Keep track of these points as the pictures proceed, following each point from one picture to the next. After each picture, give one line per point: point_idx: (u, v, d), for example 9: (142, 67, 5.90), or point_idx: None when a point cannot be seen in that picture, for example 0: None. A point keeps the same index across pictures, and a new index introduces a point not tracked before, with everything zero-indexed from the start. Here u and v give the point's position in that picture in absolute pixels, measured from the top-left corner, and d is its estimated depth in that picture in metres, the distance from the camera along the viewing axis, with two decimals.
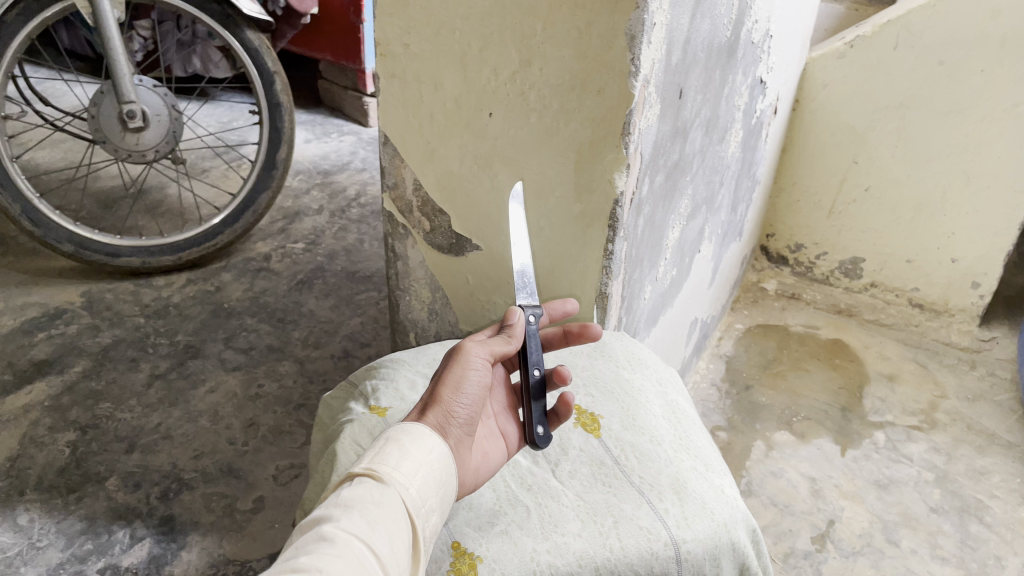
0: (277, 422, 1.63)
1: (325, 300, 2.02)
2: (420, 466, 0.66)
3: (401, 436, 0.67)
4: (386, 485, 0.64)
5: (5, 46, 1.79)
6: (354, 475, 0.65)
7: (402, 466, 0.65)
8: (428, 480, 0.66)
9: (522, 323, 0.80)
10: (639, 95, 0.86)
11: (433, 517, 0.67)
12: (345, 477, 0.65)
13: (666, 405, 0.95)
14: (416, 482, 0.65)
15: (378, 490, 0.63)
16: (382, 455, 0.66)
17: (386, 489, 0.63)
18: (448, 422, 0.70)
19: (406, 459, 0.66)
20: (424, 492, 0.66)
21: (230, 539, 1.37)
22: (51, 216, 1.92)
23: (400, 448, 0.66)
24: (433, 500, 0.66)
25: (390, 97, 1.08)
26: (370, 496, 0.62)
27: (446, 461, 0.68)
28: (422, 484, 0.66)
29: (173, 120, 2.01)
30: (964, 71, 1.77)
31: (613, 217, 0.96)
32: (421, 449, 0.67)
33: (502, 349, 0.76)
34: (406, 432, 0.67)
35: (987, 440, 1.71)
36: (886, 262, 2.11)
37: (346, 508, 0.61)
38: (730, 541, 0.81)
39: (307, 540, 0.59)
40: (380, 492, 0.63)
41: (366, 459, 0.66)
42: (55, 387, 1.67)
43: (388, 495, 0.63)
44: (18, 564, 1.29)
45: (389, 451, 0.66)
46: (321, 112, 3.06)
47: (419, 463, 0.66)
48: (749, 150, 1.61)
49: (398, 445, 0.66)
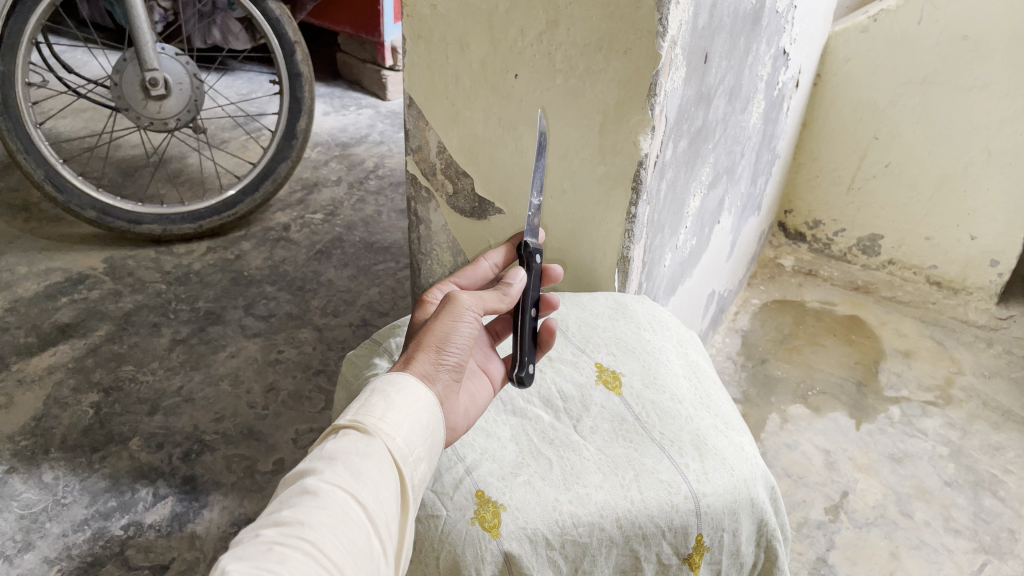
0: (297, 387, 1.64)
1: (344, 270, 2.03)
2: (406, 416, 0.65)
3: (387, 386, 0.66)
4: (371, 436, 0.63)
5: (30, 12, 1.79)
6: (339, 427, 0.64)
7: (388, 418, 0.65)
8: (416, 429, 0.66)
9: (520, 284, 0.78)
10: (666, 56, 0.87)
11: (422, 465, 0.67)
12: (331, 429, 0.65)
13: (687, 365, 0.97)
14: (402, 433, 0.65)
15: (363, 442, 0.63)
16: (367, 406, 0.65)
17: (371, 441, 0.63)
18: (436, 368, 0.70)
19: (392, 410, 0.65)
20: (412, 442, 0.65)
21: (252, 499, 1.39)
22: (74, 183, 1.94)
23: (386, 399, 0.66)
24: (421, 448, 0.66)
25: (416, 59, 1.08)
26: (355, 447, 0.62)
27: (433, 409, 0.68)
28: (408, 434, 0.65)
29: (195, 89, 2.02)
30: (988, 45, 1.75)
31: (637, 179, 0.97)
32: (407, 399, 0.66)
33: (494, 302, 0.75)
34: (392, 383, 0.67)
35: (1003, 417, 1.71)
36: (905, 239, 2.10)
37: (330, 460, 0.61)
38: (749, 496, 0.83)
39: (290, 493, 0.58)
40: (365, 444, 0.62)
41: (352, 411, 0.65)
42: (78, 349, 1.69)
43: (373, 446, 0.63)
44: (43, 520, 1.32)
45: (374, 403, 0.65)
46: (339, 85, 3.07)
47: (406, 414, 0.66)
48: (770, 122, 1.61)
49: (383, 396, 0.66)
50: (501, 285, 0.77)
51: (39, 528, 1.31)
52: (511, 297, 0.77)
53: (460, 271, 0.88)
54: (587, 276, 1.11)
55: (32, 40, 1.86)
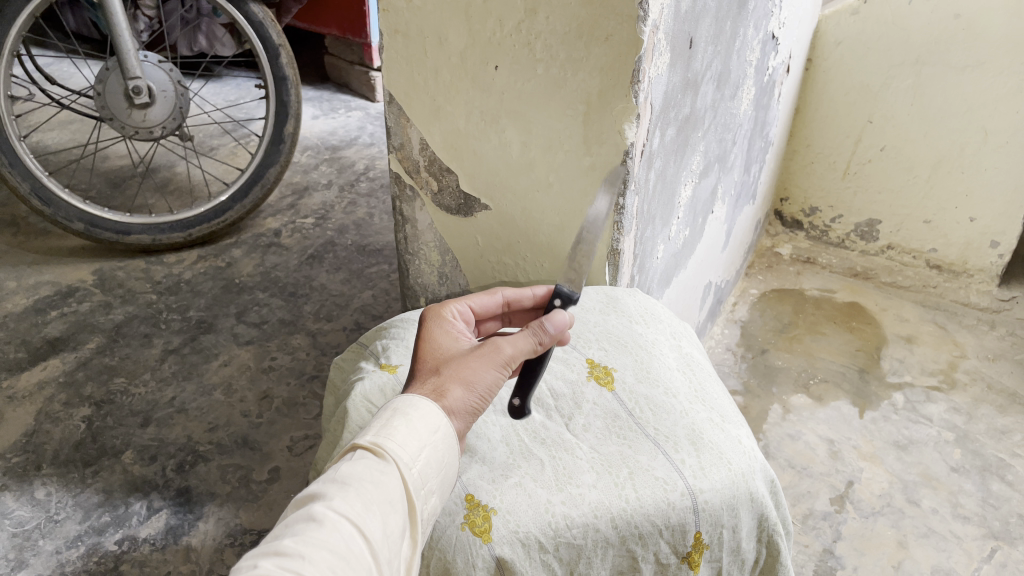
0: (291, 394, 1.62)
1: (337, 274, 2.01)
2: (424, 445, 0.62)
3: (409, 408, 0.63)
4: (387, 463, 0.60)
5: (9, 25, 1.76)
6: (357, 448, 0.61)
7: (407, 444, 0.61)
8: (432, 461, 0.63)
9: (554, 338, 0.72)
10: (648, 41, 0.84)
11: (433, 498, 0.64)
12: (348, 448, 0.62)
13: (681, 358, 0.94)
14: (419, 463, 0.62)
15: (378, 468, 0.60)
16: (388, 428, 0.62)
17: (386, 468, 0.60)
18: (463, 407, 0.67)
19: (411, 437, 0.62)
20: (426, 474, 0.62)
21: (247, 509, 1.37)
22: (62, 196, 1.92)
23: (406, 422, 0.63)
24: (434, 481, 0.63)
25: (395, 54, 1.06)
26: (369, 474, 0.59)
27: (451, 441, 0.64)
28: (424, 465, 0.62)
29: (179, 96, 2.00)
30: (980, 24, 1.73)
31: (624, 169, 0.94)
32: (428, 427, 0.63)
33: (529, 353, 0.70)
34: (416, 405, 0.64)
35: (1008, 400, 1.68)
36: (903, 223, 2.08)
37: (341, 485, 0.57)
38: (748, 491, 0.80)
39: (295, 519, 0.55)
40: (380, 470, 0.59)
41: (373, 430, 0.62)
42: (69, 363, 1.67)
43: (387, 475, 0.59)
44: (36, 538, 1.30)
45: (396, 425, 0.62)
46: (328, 88, 3.05)
47: (424, 443, 0.63)
48: (761, 109, 1.58)
49: (405, 419, 0.63)
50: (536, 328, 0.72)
51: (32, 546, 1.28)
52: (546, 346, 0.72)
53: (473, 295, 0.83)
54: (579, 272, 1.09)
55: (14, 51, 1.83)
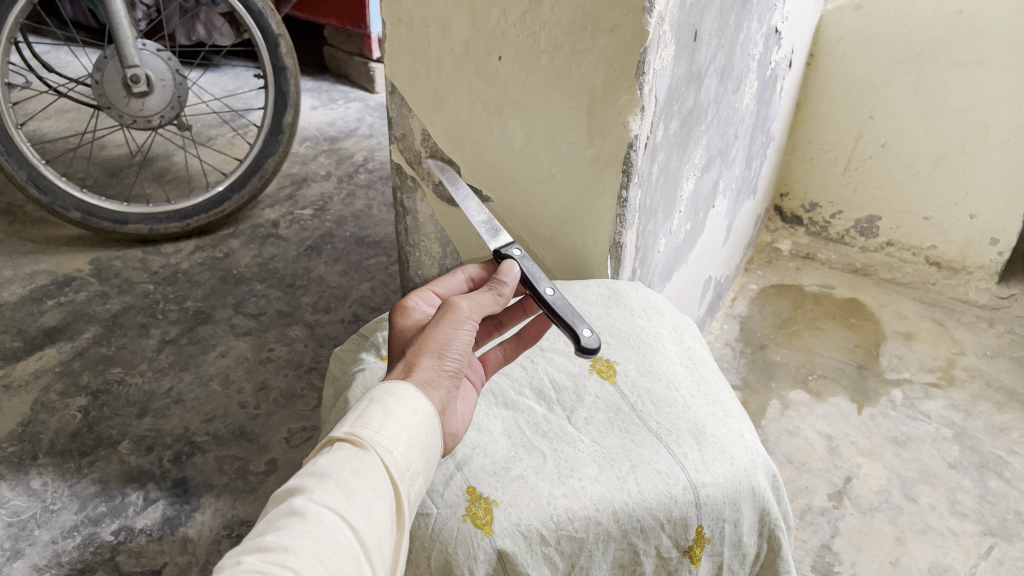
0: (289, 385, 1.61)
1: (335, 266, 2.00)
2: (406, 427, 0.62)
3: (386, 396, 0.62)
4: (367, 451, 0.59)
5: (6, 12, 1.74)
6: (333, 440, 0.60)
7: (386, 430, 0.61)
8: (414, 442, 0.62)
9: (512, 281, 0.75)
10: (653, 33, 0.83)
11: (419, 480, 0.63)
12: (324, 441, 0.61)
13: (683, 352, 0.94)
14: (400, 445, 0.61)
15: (358, 457, 0.59)
16: (364, 417, 0.61)
17: (366, 456, 0.59)
18: (438, 374, 0.66)
19: (390, 422, 0.61)
20: (410, 455, 0.62)
21: (244, 501, 1.36)
22: (58, 183, 1.90)
23: (383, 409, 0.62)
24: (417, 463, 0.62)
25: (398, 43, 1.05)
26: (349, 463, 0.58)
27: (432, 420, 0.64)
28: (406, 447, 0.61)
29: (178, 85, 1.98)
30: (984, 21, 1.72)
31: (627, 161, 0.93)
32: (406, 410, 0.62)
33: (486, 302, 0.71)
34: (391, 391, 0.63)
35: (1007, 397, 1.68)
36: (903, 219, 2.07)
37: (321, 477, 0.56)
38: (750, 485, 0.80)
39: (277, 514, 0.54)
40: (360, 459, 0.59)
41: (347, 423, 0.61)
42: (65, 353, 1.66)
43: (368, 462, 0.59)
44: (31, 527, 1.29)
45: (372, 414, 0.61)
46: (327, 79, 3.03)
47: (405, 425, 0.62)
48: (764, 104, 1.58)
49: (381, 407, 0.62)
50: (494, 285, 0.74)
51: (28, 535, 1.28)
52: (505, 296, 0.74)
53: (437, 281, 0.83)
54: (580, 262, 1.08)
55: (11, 38, 1.82)
